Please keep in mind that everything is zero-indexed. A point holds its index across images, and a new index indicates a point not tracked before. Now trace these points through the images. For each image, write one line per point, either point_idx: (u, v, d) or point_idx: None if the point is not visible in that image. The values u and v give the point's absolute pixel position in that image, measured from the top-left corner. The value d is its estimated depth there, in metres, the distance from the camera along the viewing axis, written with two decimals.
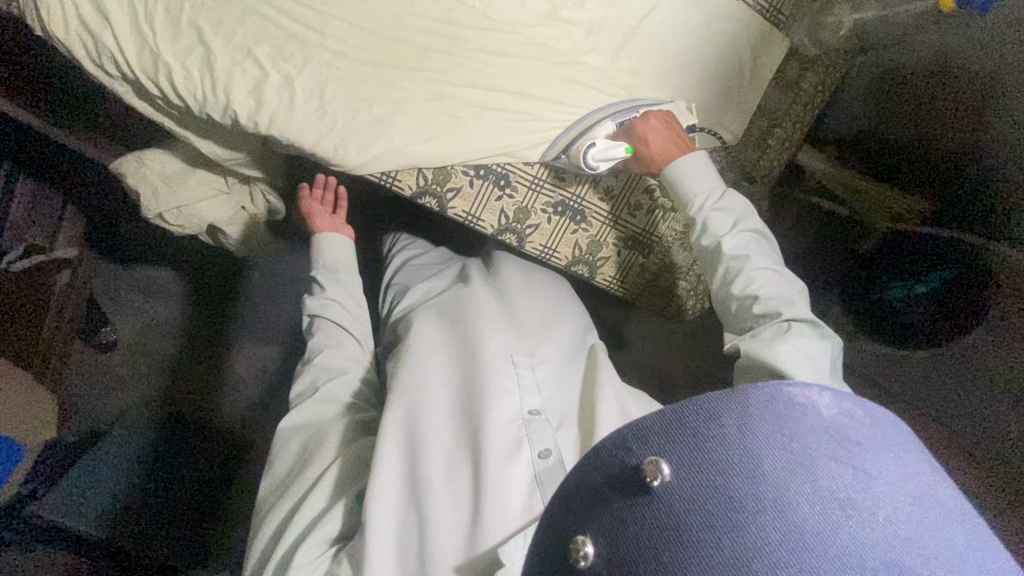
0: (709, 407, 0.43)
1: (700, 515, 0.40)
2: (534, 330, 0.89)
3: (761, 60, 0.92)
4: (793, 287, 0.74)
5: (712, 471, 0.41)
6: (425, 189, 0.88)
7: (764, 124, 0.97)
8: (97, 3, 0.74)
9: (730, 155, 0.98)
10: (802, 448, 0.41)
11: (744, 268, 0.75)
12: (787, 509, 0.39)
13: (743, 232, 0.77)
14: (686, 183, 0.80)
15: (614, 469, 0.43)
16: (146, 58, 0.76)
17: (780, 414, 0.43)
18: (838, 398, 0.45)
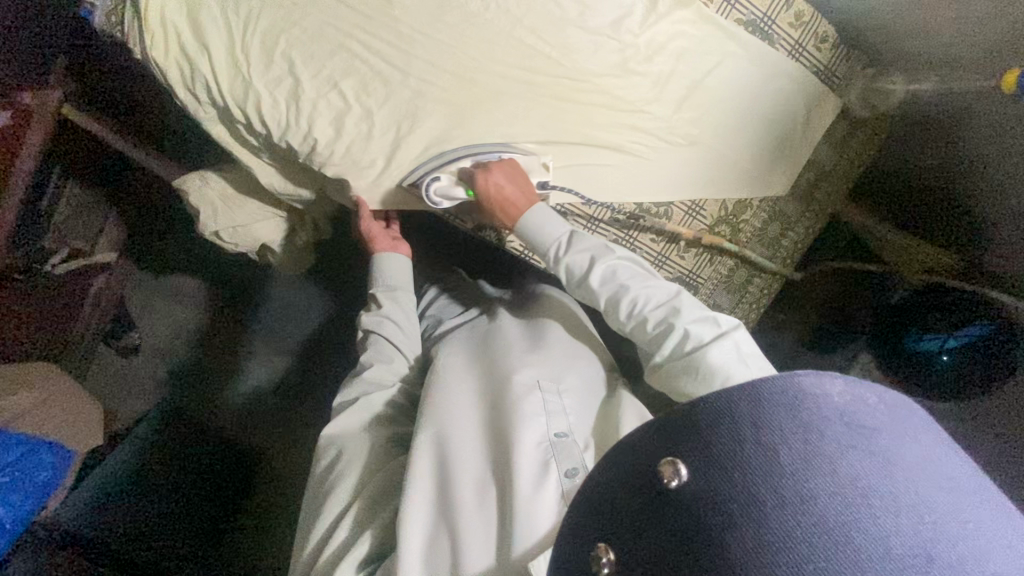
0: (727, 409, 0.48)
1: (725, 506, 0.44)
2: (564, 351, 0.85)
3: (814, 118, 0.97)
4: (668, 292, 0.76)
5: (732, 466, 0.46)
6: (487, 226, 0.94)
7: (812, 176, 1.01)
8: (196, 32, 0.78)
9: (777, 204, 1.02)
10: (816, 439, 0.45)
11: (625, 295, 0.76)
12: (804, 499, 0.43)
13: (606, 260, 0.79)
14: (537, 232, 0.82)
15: (644, 480, 0.50)
16: (236, 86, 0.79)
17: (794, 408, 0.47)
18: (850, 383, 0.48)
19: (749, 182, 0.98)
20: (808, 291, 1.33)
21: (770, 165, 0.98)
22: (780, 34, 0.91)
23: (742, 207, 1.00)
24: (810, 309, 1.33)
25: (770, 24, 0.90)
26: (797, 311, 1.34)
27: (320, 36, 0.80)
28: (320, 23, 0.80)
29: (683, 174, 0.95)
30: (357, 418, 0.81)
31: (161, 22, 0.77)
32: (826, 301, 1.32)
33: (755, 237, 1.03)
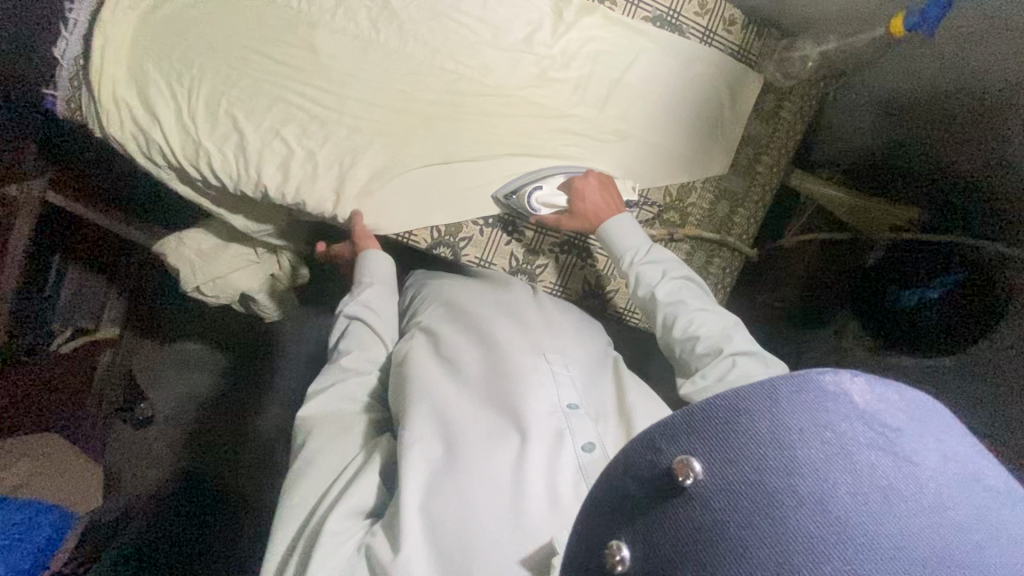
0: (737, 401, 0.40)
1: (734, 513, 0.37)
2: (556, 326, 0.86)
3: (738, 96, 1.00)
4: (727, 320, 0.74)
5: (744, 468, 0.38)
6: (439, 240, 0.96)
7: (750, 152, 1.04)
8: (148, 106, 0.85)
9: (721, 183, 1.04)
10: (838, 437, 0.37)
11: (682, 312, 0.76)
12: (827, 504, 0.35)
13: (676, 280, 0.79)
14: (620, 240, 0.84)
15: (646, 473, 0.41)
16: (188, 147, 0.87)
17: (811, 402, 0.39)
18: (870, 381, 0.40)
19: (688, 167, 1.02)
20: (778, 268, 1.34)
21: (705, 146, 1.01)
22: (686, 23, 0.97)
23: (686, 191, 1.03)
24: (785, 283, 1.33)
25: (676, 16, 0.97)
26: (771, 288, 1.35)
27: (259, 91, 0.87)
28: (258, 79, 0.87)
29: (624, 167, 0.98)
30: (344, 390, 0.80)
31: (115, 103, 0.84)
32: (797, 276, 1.33)
33: (705, 217, 1.05)
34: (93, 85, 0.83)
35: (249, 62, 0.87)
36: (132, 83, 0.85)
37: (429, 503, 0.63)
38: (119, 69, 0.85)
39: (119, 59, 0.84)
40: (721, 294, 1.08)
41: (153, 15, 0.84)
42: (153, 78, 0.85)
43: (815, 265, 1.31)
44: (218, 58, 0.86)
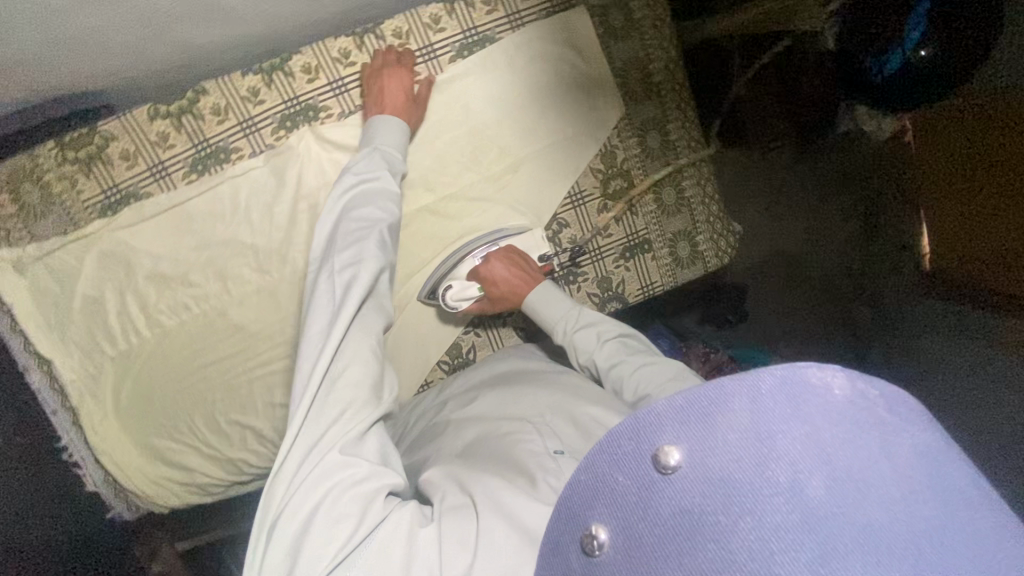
0: (718, 391, 0.36)
1: (707, 500, 0.35)
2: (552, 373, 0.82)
3: (582, 45, 0.91)
4: (671, 370, 0.74)
5: (720, 456, 0.35)
6: (454, 368, 0.99)
7: (638, 74, 0.94)
8: (177, 464, 0.92)
9: (635, 121, 0.96)
10: (814, 430, 0.34)
11: (625, 375, 0.76)
12: (803, 491, 0.33)
13: (610, 342, 0.79)
14: (545, 314, 0.84)
15: (628, 462, 0.38)
16: (226, 466, 0.93)
17: (787, 397, 0.35)
18: (852, 375, 0.36)
19: (592, 138, 0.95)
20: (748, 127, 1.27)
21: (592, 107, 0.94)
22: (487, 29, 0.88)
23: (611, 157, 0.96)
24: (760, 160, 1.33)
25: (476, 33, 0.88)
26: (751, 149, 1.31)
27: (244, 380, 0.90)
28: (226, 381, 0.91)
29: (536, 190, 0.96)
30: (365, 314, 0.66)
31: (153, 482, 0.91)
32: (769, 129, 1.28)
33: (646, 159, 0.97)
34: (132, 484, 0.90)
35: (209, 374, 0.90)
36: (151, 458, 0.91)
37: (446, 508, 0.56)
38: (134, 458, 0.90)
39: (127, 452, 0.90)
40: (712, 205, 1.02)
41: (117, 402, 0.88)
42: (160, 443, 0.91)
43: (781, 107, 1.25)
44: (187, 390, 0.90)
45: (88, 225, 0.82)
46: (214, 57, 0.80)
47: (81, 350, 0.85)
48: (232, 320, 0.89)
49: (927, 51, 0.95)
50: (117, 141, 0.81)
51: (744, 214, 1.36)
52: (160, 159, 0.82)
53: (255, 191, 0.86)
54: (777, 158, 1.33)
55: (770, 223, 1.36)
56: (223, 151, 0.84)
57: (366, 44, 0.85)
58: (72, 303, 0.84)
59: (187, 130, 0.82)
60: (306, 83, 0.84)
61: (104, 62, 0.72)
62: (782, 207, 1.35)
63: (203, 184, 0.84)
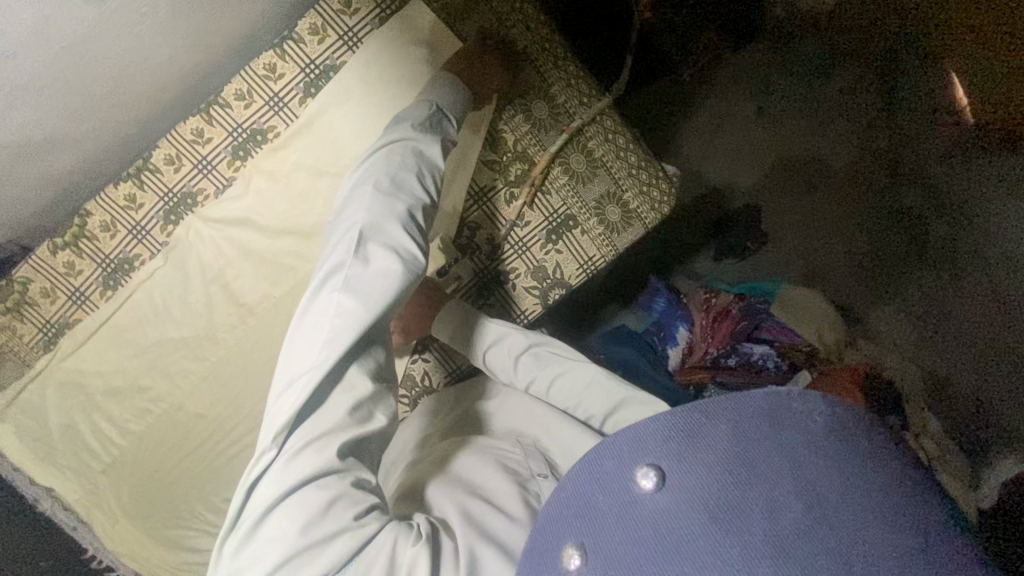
0: (702, 415, 0.39)
1: (685, 519, 0.36)
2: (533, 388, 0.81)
3: (428, 36, 0.84)
4: (582, 376, 0.70)
5: (700, 476, 0.37)
6: (415, 398, 0.97)
7: (501, 46, 0.86)
8: (194, 549, 0.98)
9: (514, 95, 0.88)
10: (793, 452, 0.36)
11: (546, 391, 0.73)
12: (779, 518, 0.34)
13: (522, 359, 0.74)
14: (456, 343, 0.79)
15: (610, 482, 0.41)
16: None
17: (769, 420, 0.38)
18: (833, 401, 0.39)
19: (473, 130, 0.88)
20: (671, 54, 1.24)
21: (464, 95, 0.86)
22: (327, 55, 0.84)
23: (502, 142, 0.89)
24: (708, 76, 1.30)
25: (317, 66, 0.84)
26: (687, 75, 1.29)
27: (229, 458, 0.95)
28: (208, 466, 0.95)
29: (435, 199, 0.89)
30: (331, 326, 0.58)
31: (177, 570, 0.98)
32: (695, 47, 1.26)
33: (539, 132, 0.89)
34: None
35: (192, 463, 0.95)
36: (169, 550, 0.98)
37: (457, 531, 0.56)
38: (154, 553, 0.97)
39: (146, 549, 0.97)
40: (631, 156, 0.92)
41: (123, 508, 0.95)
42: (172, 534, 0.97)
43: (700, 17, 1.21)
44: (178, 482, 0.96)
45: (39, 363, 0.88)
46: (83, 178, 0.82)
47: (74, 472, 0.93)
48: (192, 411, 0.93)
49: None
50: (33, 282, 0.86)
51: (725, 123, 1.30)
52: (75, 286, 0.87)
53: (167, 288, 0.88)
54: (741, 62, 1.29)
55: (756, 126, 1.29)
56: (126, 261, 0.87)
57: (215, 116, 0.83)
58: (51, 434, 0.91)
59: (87, 253, 0.86)
60: (174, 173, 0.84)
61: None
62: (770, 111, 1.29)
63: (120, 296, 0.88)
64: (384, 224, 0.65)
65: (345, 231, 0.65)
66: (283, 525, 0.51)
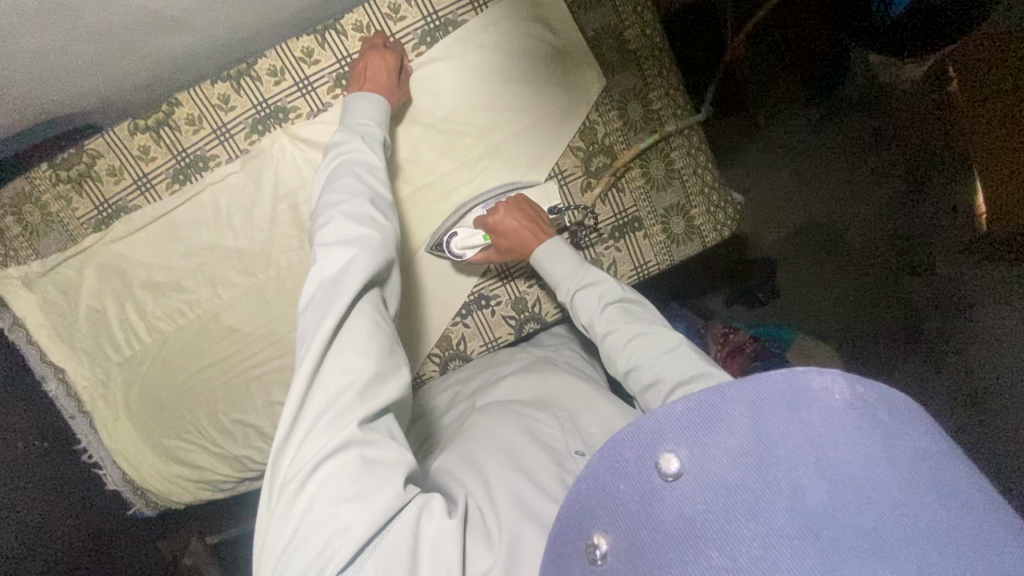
0: (715, 398, 0.35)
1: (708, 506, 0.33)
2: (565, 377, 0.83)
3: (549, 16, 0.88)
4: (668, 340, 0.69)
5: (720, 463, 0.34)
6: (446, 360, 0.98)
7: (613, 43, 0.89)
8: (188, 464, 0.96)
9: (613, 91, 0.91)
10: (817, 437, 0.33)
11: (619, 347, 0.72)
12: (804, 498, 0.31)
13: (610, 306, 0.76)
14: (548, 272, 0.81)
15: (630, 471, 0.36)
16: (234, 464, 0.96)
17: (788, 406, 0.34)
18: (854, 380, 0.35)
19: (569, 115, 0.91)
20: (752, 87, 1.20)
21: (568, 80, 0.90)
22: (450, 11, 0.87)
23: (591, 132, 0.92)
24: (770, 122, 1.24)
25: (438, 18, 0.87)
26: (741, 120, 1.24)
27: (249, 378, 0.93)
28: (226, 383, 0.93)
29: (516, 169, 0.91)
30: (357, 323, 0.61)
31: (167, 481, 0.96)
32: (771, 91, 1.21)
33: (628, 132, 0.92)
34: (148, 483, 0.95)
35: (210, 377, 0.93)
36: (163, 459, 0.95)
37: (502, 514, 0.59)
38: (147, 458, 0.95)
39: (140, 453, 0.94)
40: (706, 175, 0.95)
41: (128, 406, 0.93)
42: (171, 444, 0.95)
43: (779, 65, 1.18)
44: (190, 393, 0.93)
45: (85, 239, 0.86)
46: (184, 69, 0.83)
47: (90, 358, 0.90)
48: (225, 323, 0.92)
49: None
50: (103, 158, 0.85)
51: (763, 177, 1.27)
52: (144, 172, 0.86)
53: (235, 196, 0.88)
54: (800, 117, 1.24)
55: (797, 187, 1.27)
56: (201, 159, 0.86)
57: (328, 40, 0.85)
58: (77, 315, 0.89)
59: (165, 142, 0.85)
60: (273, 86, 0.85)
61: (70, 85, 0.75)
62: (812, 172, 1.26)
63: (186, 193, 0.87)
64: (379, 228, 0.69)
65: (342, 224, 0.68)
66: (322, 498, 0.54)
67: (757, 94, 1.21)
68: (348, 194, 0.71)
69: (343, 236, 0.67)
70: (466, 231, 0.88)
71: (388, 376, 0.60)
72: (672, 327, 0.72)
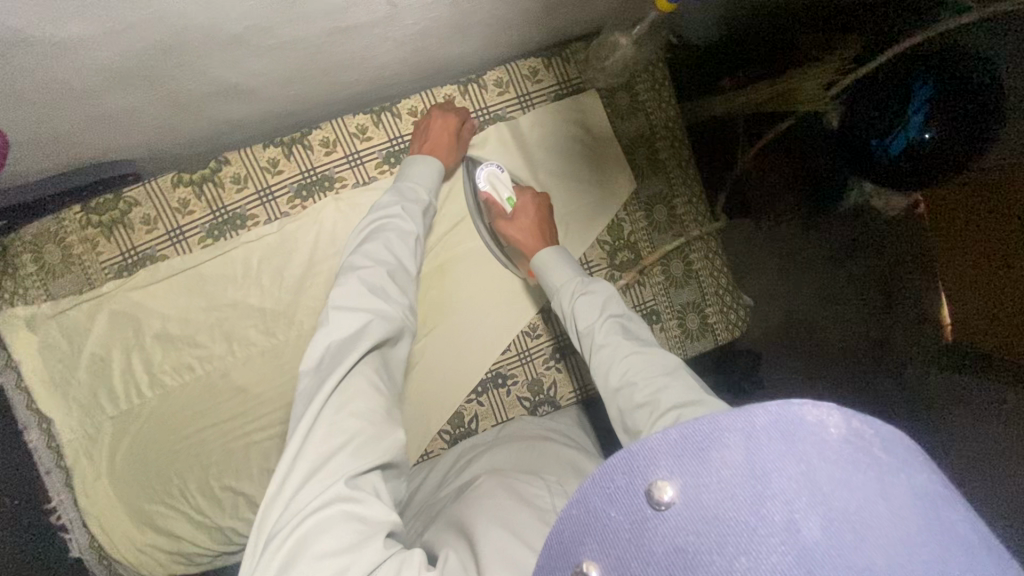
0: (712, 426, 0.34)
1: (701, 538, 0.32)
2: (554, 443, 0.82)
3: (589, 121, 0.95)
4: (663, 362, 0.69)
5: (713, 493, 0.33)
6: (455, 439, 0.95)
7: (645, 152, 0.97)
8: (166, 532, 0.88)
9: (642, 194, 0.97)
10: (810, 468, 0.32)
11: (615, 358, 0.71)
12: (799, 533, 0.31)
13: (610, 317, 0.75)
14: (552, 276, 0.82)
15: (621, 497, 0.35)
16: (216, 535, 0.89)
17: (781, 435, 0.33)
18: (849, 412, 0.34)
19: (599, 210, 0.96)
20: (756, 197, 1.29)
21: (601, 178, 0.96)
22: (501, 107, 0.94)
23: (619, 228, 0.97)
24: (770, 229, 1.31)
25: (488, 112, 0.93)
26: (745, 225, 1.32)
27: (251, 443, 0.89)
28: (224, 445, 0.89)
29: None
30: (357, 385, 0.64)
31: (138, 551, 0.87)
32: (774, 202, 1.29)
33: (653, 232, 0.98)
34: (117, 551, 0.86)
35: (208, 439, 0.89)
36: (139, 525, 0.88)
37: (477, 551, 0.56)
38: (123, 523, 0.87)
39: (116, 516, 0.87)
40: (722, 277, 1.01)
41: (113, 463, 0.87)
42: (151, 508, 0.88)
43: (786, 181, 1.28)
44: (183, 453, 0.88)
45: (104, 285, 0.84)
46: (237, 133, 0.85)
47: (82, 410, 0.85)
48: (234, 383, 0.88)
49: (931, 133, 0.96)
50: (139, 207, 0.85)
51: (756, 273, 1.32)
52: (179, 224, 0.86)
53: (267, 255, 0.88)
54: (792, 229, 1.31)
55: (788, 287, 1.32)
56: (240, 217, 0.87)
57: (383, 121, 0.90)
58: (78, 362, 0.84)
59: (206, 197, 0.86)
60: (324, 155, 0.88)
61: (127, 141, 0.75)
62: (794, 274, 1.32)
63: (218, 248, 0.86)
64: (391, 300, 0.73)
65: (355, 287, 0.71)
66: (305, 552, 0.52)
67: (764, 200, 1.29)
68: (372, 262, 0.74)
69: (354, 303, 0.70)
70: (495, 187, 0.91)
71: (380, 439, 0.62)
72: (669, 353, 0.71)
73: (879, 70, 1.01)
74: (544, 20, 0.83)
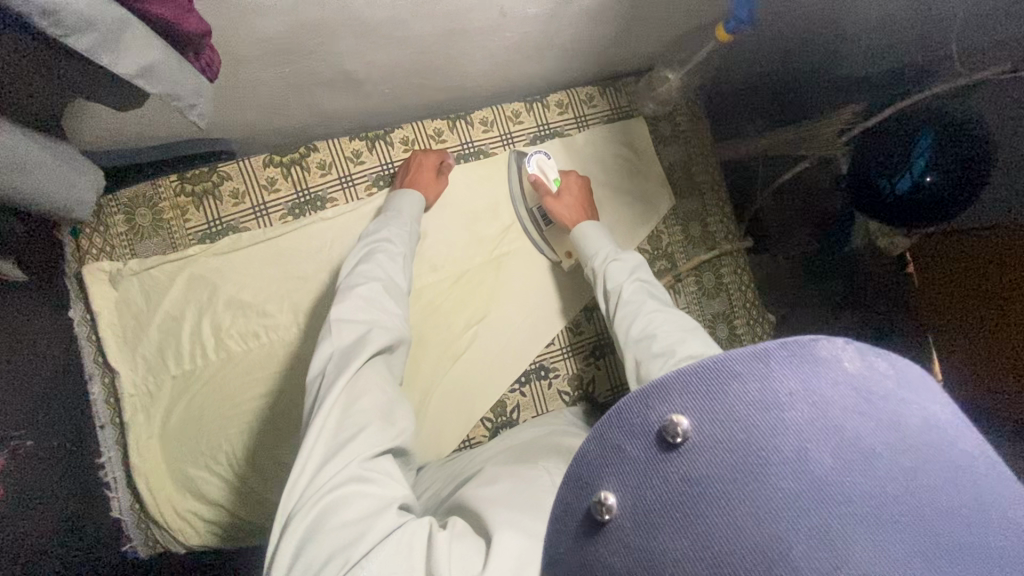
0: (726, 363, 0.35)
1: (716, 468, 0.34)
2: (562, 428, 0.84)
3: (635, 143, 1.07)
4: (684, 321, 0.75)
5: (730, 426, 0.34)
6: (497, 427, 0.98)
7: (682, 175, 1.10)
8: (206, 500, 0.88)
9: (679, 211, 1.08)
10: (822, 400, 0.34)
11: (640, 313, 0.78)
12: (810, 464, 0.33)
13: (638, 282, 0.83)
14: (589, 243, 0.90)
15: (638, 431, 0.35)
16: (255, 508, 0.88)
17: (797, 366, 0.35)
18: (860, 349, 0.36)
19: (642, 221, 1.05)
20: (772, 229, 1.42)
21: (645, 193, 1.07)
22: (560, 124, 1.05)
23: (658, 239, 1.06)
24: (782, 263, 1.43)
25: (549, 127, 1.05)
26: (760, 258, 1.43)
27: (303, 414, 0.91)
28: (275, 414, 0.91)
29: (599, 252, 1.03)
30: (365, 373, 0.65)
31: (177, 517, 0.87)
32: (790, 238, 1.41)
33: (688, 245, 1.08)
34: (156, 515, 0.86)
35: (260, 408, 0.90)
36: (182, 490, 0.88)
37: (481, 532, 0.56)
38: (167, 486, 0.87)
39: (161, 478, 0.87)
40: (749, 292, 1.10)
41: (166, 424, 0.88)
42: (195, 473, 0.88)
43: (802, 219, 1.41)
44: (234, 421, 0.89)
45: (187, 249, 0.90)
46: (330, 126, 0.95)
47: (148, 366, 0.88)
48: (294, 354, 0.92)
49: (931, 177, 1.05)
50: (230, 180, 0.92)
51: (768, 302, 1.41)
52: (264, 200, 0.93)
53: (340, 235, 0.95)
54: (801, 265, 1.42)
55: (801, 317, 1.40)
56: (320, 198, 0.95)
57: (457, 126, 1.01)
58: (150, 320, 0.88)
59: (292, 178, 0.94)
60: (402, 151, 0.99)
61: (238, 121, 0.84)
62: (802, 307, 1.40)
63: (296, 224, 0.94)
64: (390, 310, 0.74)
65: (357, 301, 0.72)
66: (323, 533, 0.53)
67: (779, 236, 1.42)
68: (370, 277, 0.76)
69: (354, 314, 0.71)
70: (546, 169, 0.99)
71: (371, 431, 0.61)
72: (688, 318, 0.78)
73: (886, 121, 1.14)
74: (608, 53, 0.98)
